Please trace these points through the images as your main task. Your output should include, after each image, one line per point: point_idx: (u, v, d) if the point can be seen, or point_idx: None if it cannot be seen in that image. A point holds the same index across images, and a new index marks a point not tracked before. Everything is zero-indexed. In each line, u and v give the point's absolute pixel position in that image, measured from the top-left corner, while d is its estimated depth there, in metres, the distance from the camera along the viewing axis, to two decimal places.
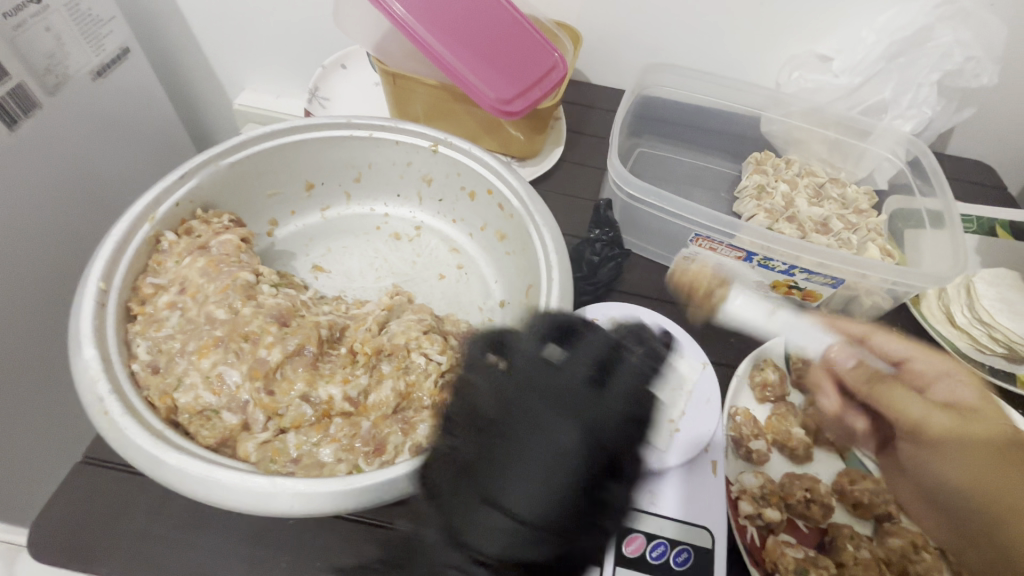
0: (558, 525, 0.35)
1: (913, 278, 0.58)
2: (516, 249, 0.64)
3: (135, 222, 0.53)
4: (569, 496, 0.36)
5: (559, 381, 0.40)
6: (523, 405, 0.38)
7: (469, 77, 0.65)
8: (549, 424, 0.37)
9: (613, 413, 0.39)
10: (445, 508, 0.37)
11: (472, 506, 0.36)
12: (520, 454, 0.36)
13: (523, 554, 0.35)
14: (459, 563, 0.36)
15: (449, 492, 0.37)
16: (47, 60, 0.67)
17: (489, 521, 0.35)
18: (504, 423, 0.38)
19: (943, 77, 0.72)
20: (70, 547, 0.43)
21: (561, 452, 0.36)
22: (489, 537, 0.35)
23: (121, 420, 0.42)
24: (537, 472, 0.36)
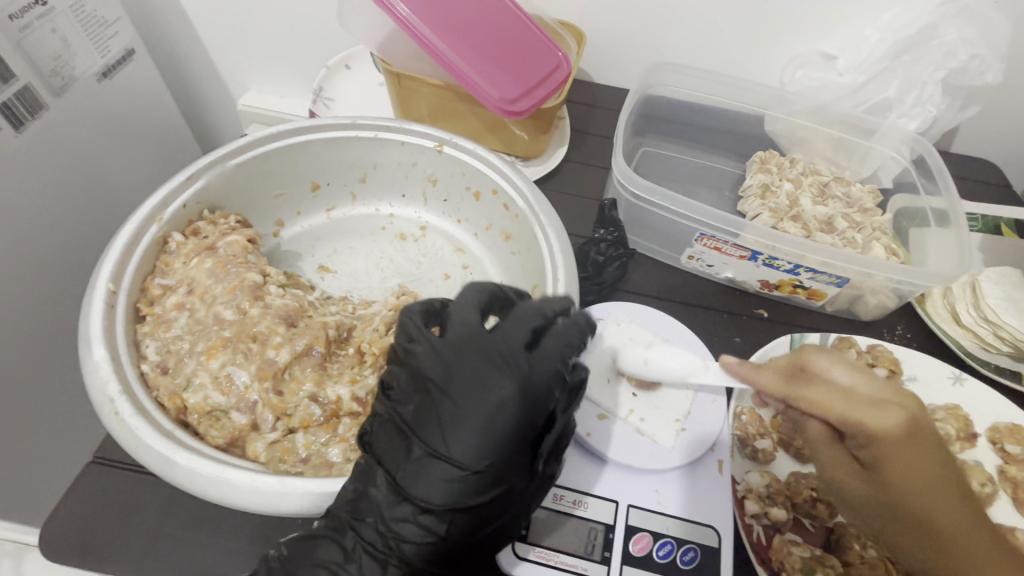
0: (496, 473, 0.39)
1: (917, 277, 0.58)
2: (521, 249, 0.64)
3: (143, 223, 0.54)
4: (505, 449, 0.39)
5: (496, 348, 0.42)
6: (461, 370, 0.41)
7: (473, 77, 0.65)
8: (486, 385, 0.40)
9: (548, 376, 0.42)
10: (394, 468, 0.41)
11: (417, 458, 0.40)
12: (460, 412, 0.40)
13: (464, 499, 0.39)
14: (408, 514, 0.40)
15: (397, 447, 0.41)
16: (53, 62, 0.67)
17: (434, 471, 0.39)
18: (444, 385, 0.41)
19: (948, 75, 0.72)
20: (83, 546, 0.44)
21: (496, 411, 0.40)
22: (435, 489, 0.39)
23: (131, 420, 0.42)
24: (476, 429, 0.39)
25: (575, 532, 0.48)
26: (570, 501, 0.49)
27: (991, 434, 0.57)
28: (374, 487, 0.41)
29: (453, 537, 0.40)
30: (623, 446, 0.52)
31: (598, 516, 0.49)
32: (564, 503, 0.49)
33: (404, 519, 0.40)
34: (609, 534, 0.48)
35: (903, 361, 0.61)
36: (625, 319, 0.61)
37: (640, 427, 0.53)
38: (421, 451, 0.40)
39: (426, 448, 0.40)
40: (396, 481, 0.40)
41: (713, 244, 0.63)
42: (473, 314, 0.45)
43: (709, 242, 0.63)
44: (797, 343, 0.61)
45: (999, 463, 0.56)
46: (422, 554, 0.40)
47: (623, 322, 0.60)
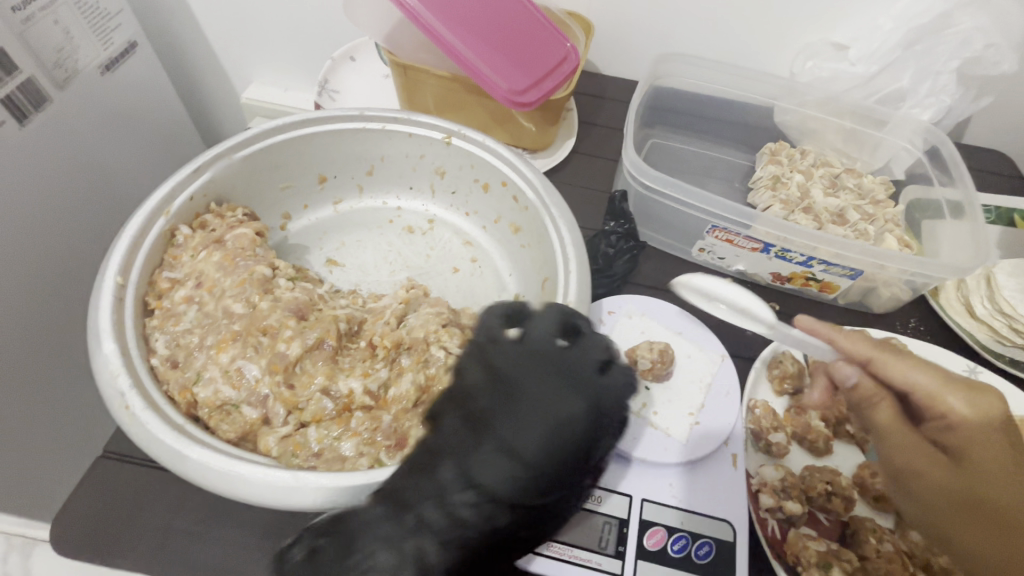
0: (559, 477, 0.40)
1: (932, 270, 0.57)
2: (531, 242, 0.64)
3: (151, 216, 0.53)
4: (570, 457, 0.40)
5: (572, 363, 0.43)
6: (539, 377, 0.42)
7: (482, 68, 0.64)
8: (562, 396, 0.41)
9: (618, 397, 0.43)
10: (460, 457, 0.40)
11: (485, 451, 0.40)
12: (532, 417, 0.40)
13: (525, 499, 0.39)
14: (468, 503, 0.39)
15: (465, 438, 0.40)
16: (57, 55, 0.67)
17: (501, 466, 0.39)
18: (520, 385, 0.42)
19: (963, 65, 0.71)
20: (94, 541, 0.43)
21: (567, 419, 0.41)
22: (501, 479, 0.39)
23: (142, 414, 0.42)
24: (545, 434, 0.40)
25: (589, 527, 0.47)
26: None
27: None
28: (441, 471, 0.40)
29: (502, 538, 0.39)
30: (636, 438, 0.52)
31: (613, 510, 0.48)
32: None
33: (464, 509, 0.39)
34: (624, 528, 0.47)
35: (917, 354, 0.61)
36: (635, 312, 0.61)
37: (652, 419, 0.53)
38: (493, 443, 0.40)
39: (498, 441, 0.40)
40: (463, 470, 0.39)
41: (725, 235, 0.63)
42: (552, 328, 0.45)
43: (721, 234, 0.62)
44: None
45: None
46: (472, 549, 0.38)
47: (635, 315, 0.61)
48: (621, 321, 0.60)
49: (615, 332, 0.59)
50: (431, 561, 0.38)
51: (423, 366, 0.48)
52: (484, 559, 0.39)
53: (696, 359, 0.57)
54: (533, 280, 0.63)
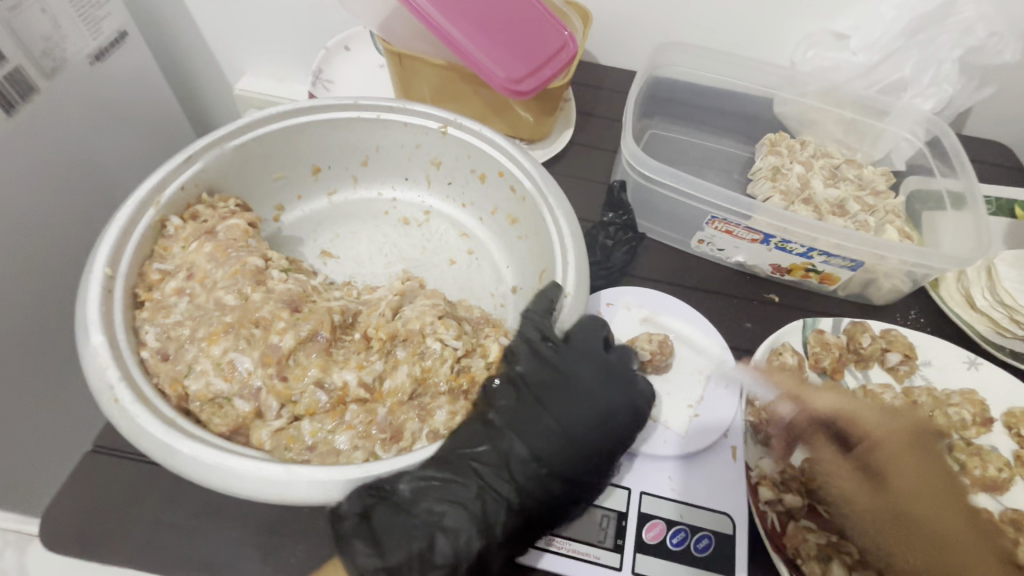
0: (605, 458, 0.45)
1: (934, 261, 0.57)
2: (528, 233, 0.63)
3: (141, 206, 0.52)
4: (614, 443, 0.46)
5: (617, 363, 0.49)
6: (591, 371, 0.48)
7: (479, 56, 0.63)
8: (611, 390, 0.47)
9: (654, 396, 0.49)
10: (523, 432, 0.45)
11: (544, 429, 0.45)
12: (583, 404, 0.46)
13: (579, 474, 0.45)
14: (528, 473, 0.44)
15: (526, 418, 0.46)
16: (44, 43, 0.65)
17: (557, 443, 0.45)
18: (573, 376, 0.47)
19: (966, 54, 0.70)
20: (83, 536, 0.43)
21: (615, 411, 0.46)
22: (558, 454, 0.45)
23: (132, 408, 0.41)
24: (595, 421, 0.46)
25: (587, 520, 0.47)
26: None
27: (1008, 419, 0.56)
28: (506, 444, 0.45)
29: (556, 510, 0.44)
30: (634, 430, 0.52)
31: (611, 503, 0.48)
32: None
33: (524, 479, 0.44)
34: (622, 521, 0.47)
35: (917, 346, 0.60)
36: (634, 304, 0.61)
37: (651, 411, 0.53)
38: (550, 422, 0.46)
39: (555, 421, 0.46)
40: (525, 446, 0.45)
41: (724, 227, 0.62)
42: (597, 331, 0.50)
43: (721, 225, 0.62)
44: (810, 328, 0.60)
45: (1014, 448, 0.55)
46: (529, 516, 0.43)
47: (633, 307, 0.61)
48: (620, 314, 0.59)
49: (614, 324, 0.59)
50: (495, 521, 0.42)
51: (418, 358, 0.48)
52: (539, 527, 0.44)
53: (696, 351, 0.57)
54: (530, 272, 0.62)
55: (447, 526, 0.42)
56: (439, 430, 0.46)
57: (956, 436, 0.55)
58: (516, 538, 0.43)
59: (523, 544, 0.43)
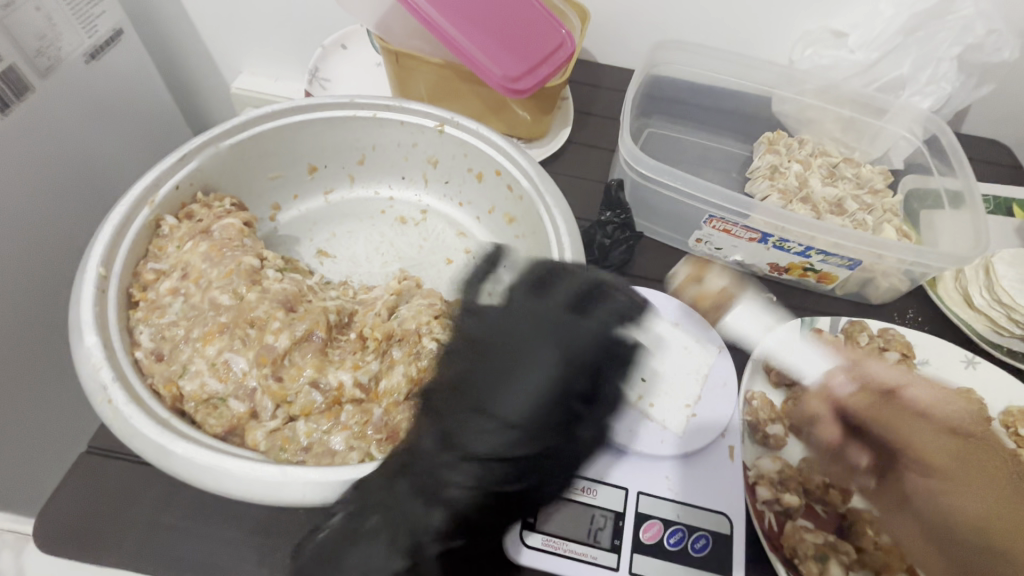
0: (532, 422, 0.41)
1: (932, 259, 0.56)
2: (526, 232, 0.62)
3: (135, 205, 0.52)
4: (550, 397, 0.43)
5: (544, 317, 0.46)
6: (513, 334, 0.45)
7: (476, 55, 0.63)
8: (530, 350, 0.44)
9: (590, 342, 0.45)
10: (442, 421, 0.42)
11: (466, 408, 0.42)
12: (505, 372, 0.43)
13: (504, 453, 0.40)
14: (452, 462, 0.40)
15: (450, 401, 0.43)
16: (39, 42, 0.65)
17: (478, 421, 0.41)
18: (495, 346, 0.45)
19: (964, 52, 0.70)
20: (77, 538, 0.42)
21: (542, 366, 0.43)
22: (481, 438, 0.41)
23: (126, 409, 0.41)
24: (512, 386, 0.42)
25: (585, 520, 0.47)
26: (579, 488, 0.48)
27: (1004, 418, 0.56)
28: (429, 435, 0.42)
29: (495, 493, 0.40)
30: (632, 431, 0.51)
31: (609, 504, 0.48)
32: (574, 490, 0.48)
33: (448, 469, 0.40)
34: (620, 521, 0.47)
35: (915, 345, 0.60)
36: None
37: (649, 411, 0.52)
38: (470, 404, 0.42)
39: (475, 401, 0.42)
40: (445, 435, 0.41)
41: (722, 226, 0.62)
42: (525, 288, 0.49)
43: (719, 224, 0.62)
44: (808, 326, 0.59)
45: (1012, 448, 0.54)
46: (465, 506, 0.39)
47: None
48: None
49: None
50: (421, 523, 0.38)
51: (414, 359, 0.48)
52: (480, 521, 0.40)
53: (694, 351, 0.56)
54: None
55: (375, 535, 0.38)
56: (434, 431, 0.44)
57: None
58: (453, 533, 0.39)
59: (466, 537, 0.39)
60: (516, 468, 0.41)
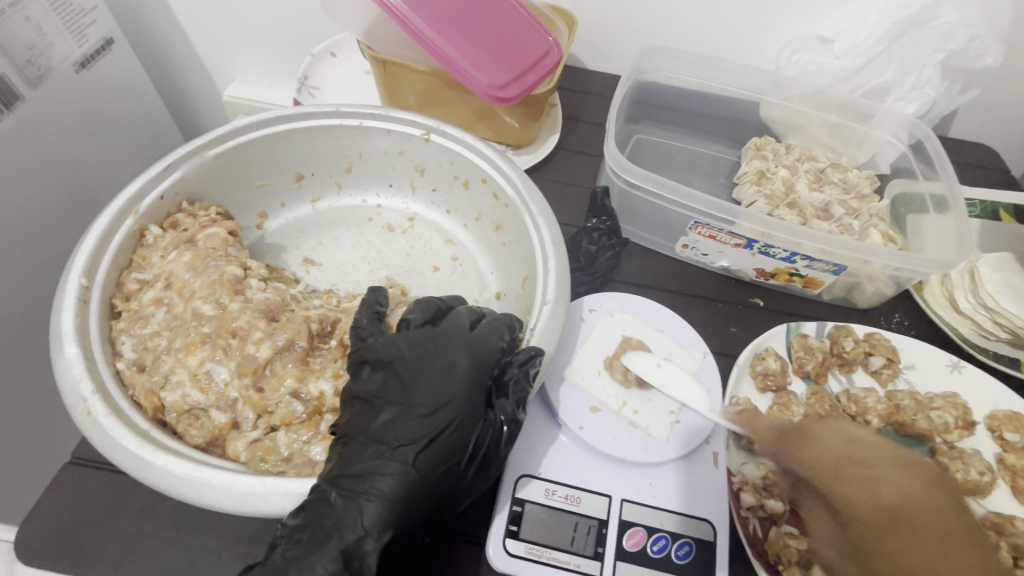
0: (451, 414, 0.42)
1: (915, 264, 0.57)
2: (512, 240, 0.63)
3: (118, 215, 0.52)
4: (465, 395, 0.43)
5: (443, 328, 0.46)
6: (416, 344, 0.45)
7: (462, 64, 0.63)
8: (443, 350, 0.44)
9: (489, 340, 0.46)
10: (362, 429, 0.41)
11: (388, 410, 0.42)
12: (418, 373, 0.43)
13: (431, 445, 0.40)
14: (380, 457, 0.40)
15: (365, 413, 0.42)
16: (29, 52, 0.65)
17: (402, 419, 0.41)
18: (400, 355, 0.44)
19: (948, 58, 0.70)
20: (56, 550, 0.42)
21: (452, 368, 0.43)
22: (406, 434, 0.40)
23: (105, 421, 0.41)
24: (429, 386, 0.42)
25: (567, 528, 0.47)
26: (563, 496, 0.48)
27: (990, 422, 0.56)
28: (356, 436, 0.41)
29: (425, 484, 0.40)
30: (616, 439, 0.50)
31: (592, 511, 0.47)
32: (557, 498, 0.48)
33: (375, 467, 0.39)
34: (603, 529, 0.47)
35: (900, 349, 0.61)
36: (615, 310, 0.59)
37: (633, 419, 0.52)
38: (389, 405, 0.42)
39: (393, 402, 0.42)
40: (369, 436, 0.41)
41: (708, 232, 0.62)
42: (421, 313, 0.49)
43: (704, 230, 0.62)
44: (793, 333, 0.60)
45: (997, 452, 0.55)
46: (395, 499, 0.39)
47: (616, 313, 0.59)
48: (601, 320, 0.58)
49: (596, 331, 0.57)
50: (352, 522, 0.37)
51: None
52: (414, 514, 0.39)
53: (678, 356, 0.56)
54: (513, 278, 0.62)
55: (312, 546, 0.37)
56: None
57: (939, 440, 0.55)
58: (386, 526, 0.38)
59: (400, 528, 0.39)
60: (442, 459, 0.41)
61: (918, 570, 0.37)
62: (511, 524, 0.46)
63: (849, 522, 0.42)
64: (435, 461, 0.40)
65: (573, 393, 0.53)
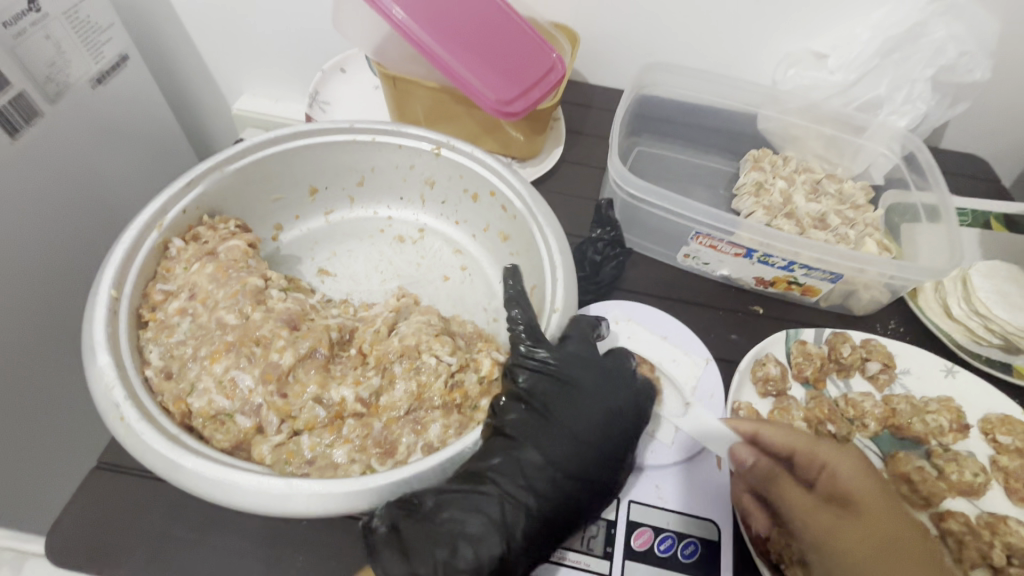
0: (618, 453, 0.48)
1: (911, 272, 0.59)
2: (520, 250, 0.65)
3: (144, 229, 0.54)
4: (630, 436, 0.49)
5: (615, 363, 0.52)
6: (595, 374, 0.50)
7: (470, 80, 0.66)
8: (617, 387, 0.50)
9: (654, 396, 0.52)
10: (532, 441, 0.46)
11: (560, 438, 0.46)
12: (593, 408, 0.48)
13: (595, 477, 0.47)
14: (548, 479, 0.45)
15: (539, 430, 0.46)
16: (48, 69, 0.67)
17: (573, 450, 0.46)
18: (575, 380, 0.49)
19: (938, 73, 0.73)
20: (88, 551, 0.44)
21: (626, 411, 0.49)
22: (575, 462, 0.46)
23: (137, 425, 0.43)
24: (606, 427, 0.48)
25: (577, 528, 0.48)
26: None
27: (983, 425, 0.58)
28: (524, 453, 0.45)
29: (578, 511, 0.46)
30: None
31: (601, 512, 0.49)
32: None
33: (542, 486, 0.45)
34: (612, 529, 0.48)
35: (896, 355, 0.63)
36: (621, 318, 0.62)
37: None
38: (563, 432, 0.47)
39: (568, 431, 0.47)
40: (543, 455, 0.45)
41: (708, 242, 0.64)
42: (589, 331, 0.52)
43: (705, 240, 0.64)
44: (792, 339, 0.63)
45: (991, 453, 0.57)
46: (553, 519, 0.44)
47: (622, 321, 0.62)
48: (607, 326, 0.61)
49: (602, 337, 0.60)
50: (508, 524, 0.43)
51: (414, 374, 0.50)
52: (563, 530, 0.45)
53: (681, 362, 0.59)
54: None
55: (456, 543, 0.41)
56: (433, 441, 0.47)
57: (934, 443, 0.57)
58: (542, 543, 0.44)
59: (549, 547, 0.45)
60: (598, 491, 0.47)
61: (895, 531, 0.43)
62: None
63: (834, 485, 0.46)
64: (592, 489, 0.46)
65: None
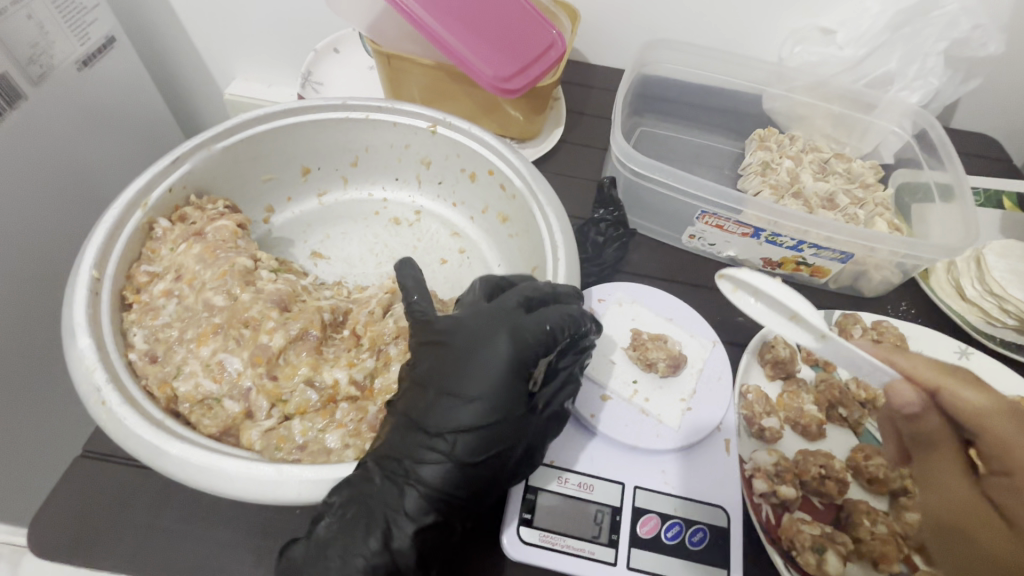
0: (495, 400, 0.41)
1: (924, 251, 0.57)
2: (519, 231, 0.63)
3: (127, 208, 0.52)
4: (506, 381, 0.41)
5: (498, 304, 0.45)
6: (468, 321, 0.44)
7: (467, 56, 0.63)
8: (487, 330, 0.43)
9: (538, 335, 0.43)
10: (410, 407, 0.42)
11: (431, 397, 0.42)
12: (462, 360, 0.42)
13: (471, 429, 0.40)
14: (424, 441, 0.41)
15: (413, 396, 0.42)
16: (31, 50, 0.65)
17: (445, 404, 0.41)
18: (446, 336, 0.43)
19: (950, 47, 0.71)
20: (68, 543, 0.42)
21: (492, 356, 0.41)
22: (450, 417, 0.40)
23: (119, 410, 0.41)
24: (475, 374, 0.41)
25: (582, 515, 0.47)
26: (575, 484, 0.48)
27: None
28: (404, 418, 0.42)
29: (462, 470, 0.40)
30: (627, 426, 0.51)
31: (605, 499, 0.48)
32: (570, 486, 0.48)
33: (419, 453, 0.40)
34: (617, 516, 0.47)
35: (908, 337, 0.61)
36: (624, 300, 0.60)
37: (644, 406, 0.52)
38: (435, 391, 0.41)
39: (441, 389, 0.41)
40: (414, 420, 0.41)
41: (715, 221, 0.62)
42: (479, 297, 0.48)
43: (711, 220, 0.62)
44: None
45: None
46: (438, 485, 0.40)
47: (625, 303, 0.59)
48: (612, 309, 0.59)
49: (605, 319, 0.58)
50: (393, 502, 0.39)
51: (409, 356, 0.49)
52: (459, 497, 0.40)
53: (688, 345, 0.56)
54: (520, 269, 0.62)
55: (356, 523, 0.39)
56: None
57: None
58: (428, 512, 0.40)
59: (439, 514, 0.40)
60: (484, 442, 0.40)
61: None
62: (525, 512, 0.46)
63: (1000, 484, 0.39)
64: (477, 443, 0.40)
65: (586, 386, 0.53)
